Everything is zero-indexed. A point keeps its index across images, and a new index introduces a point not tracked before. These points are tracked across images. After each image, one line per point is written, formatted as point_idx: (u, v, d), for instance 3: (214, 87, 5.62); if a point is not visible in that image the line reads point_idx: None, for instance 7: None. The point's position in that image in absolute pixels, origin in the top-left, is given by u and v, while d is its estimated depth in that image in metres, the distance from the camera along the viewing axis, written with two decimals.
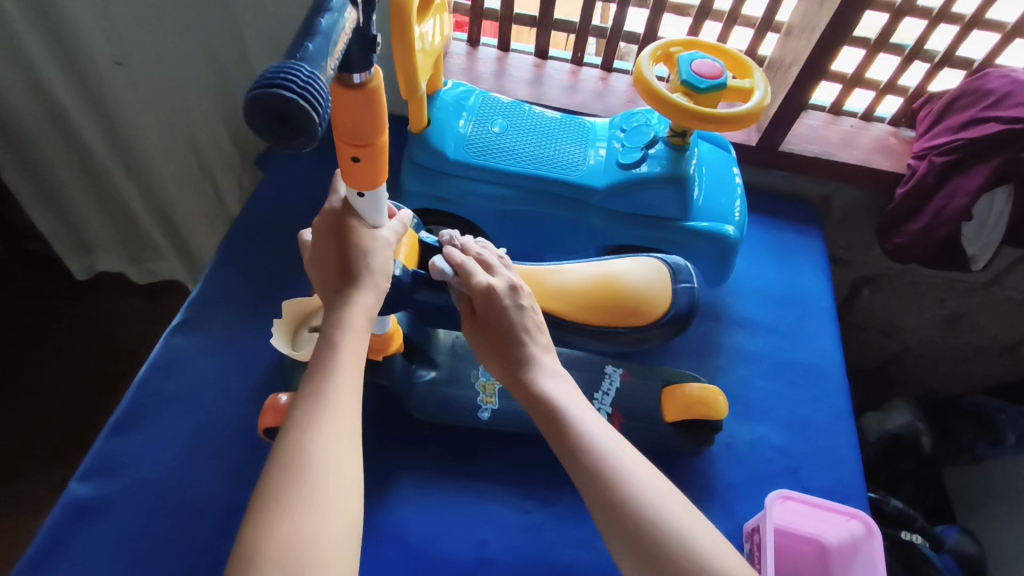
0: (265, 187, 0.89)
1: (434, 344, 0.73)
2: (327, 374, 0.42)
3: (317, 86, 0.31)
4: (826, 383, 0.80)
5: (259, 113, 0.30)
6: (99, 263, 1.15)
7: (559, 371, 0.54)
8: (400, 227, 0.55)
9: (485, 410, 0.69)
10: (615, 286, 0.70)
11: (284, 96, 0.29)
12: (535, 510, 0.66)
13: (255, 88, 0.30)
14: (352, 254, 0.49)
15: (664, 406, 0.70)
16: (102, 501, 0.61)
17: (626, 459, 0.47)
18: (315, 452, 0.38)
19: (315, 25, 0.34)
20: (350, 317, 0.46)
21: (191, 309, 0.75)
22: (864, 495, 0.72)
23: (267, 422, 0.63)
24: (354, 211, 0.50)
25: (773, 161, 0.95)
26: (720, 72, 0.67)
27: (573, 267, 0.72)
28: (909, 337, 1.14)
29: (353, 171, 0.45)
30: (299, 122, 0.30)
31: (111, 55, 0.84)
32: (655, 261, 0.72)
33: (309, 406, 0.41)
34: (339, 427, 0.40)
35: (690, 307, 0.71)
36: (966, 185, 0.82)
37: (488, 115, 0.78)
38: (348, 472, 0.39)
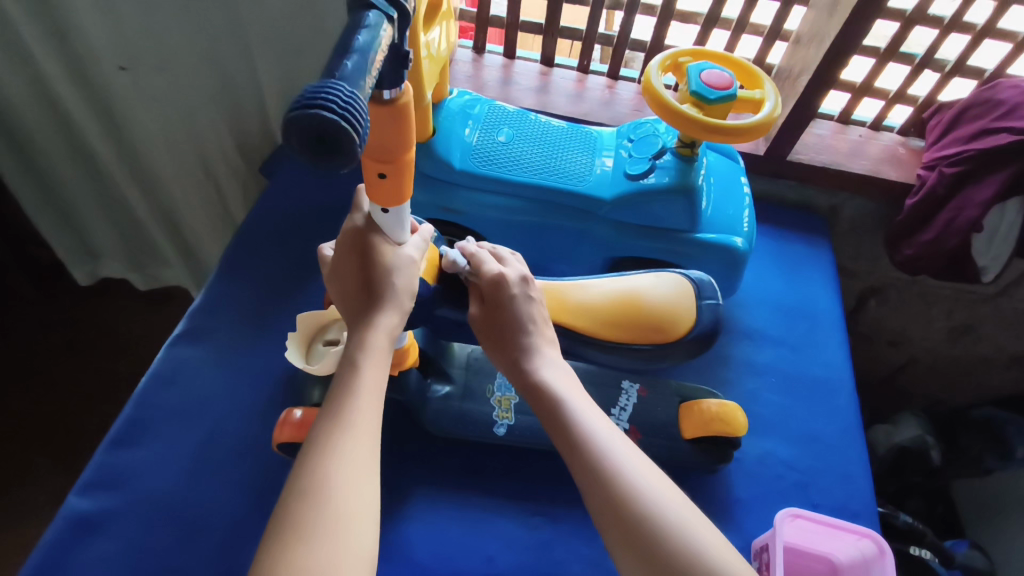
0: (269, 195, 0.89)
1: (450, 358, 0.72)
2: (347, 398, 0.43)
3: (357, 106, 0.31)
4: (835, 397, 0.79)
5: (300, 134, 0.30)
6: (102, 269, 1.14)
7: (558, 360, 0.57)
8: (423, 243, 0.56)
9: (501, 426, 0.68)
10: (638, 303, 0.70)
11: (326, 118, 0.29)
12: (541, 526, 0.65)
13: (296, 108, 0.30)
14: (375, 274, 0.50)
15: (682, 422, 0.69)
16: (103, 515, 0.61)
17: (620, 451, 0.48)
18: (335, 481, 0.39)
19: (351, 43, 0.34)
20: (373, 338, 0.47)
21: (193, 318, 0.75)
22: (874, 512, 0.71)
23: (283, 437, 0.63)
24: (377, 229, 0.51)
25: (780, 171, 0.94)
26: (730, 83, 0.66)
27: (596, 283, 0.72)
28: (916, 348, 1.13)
29: (378, 187, 0.46)
30: (338, 143, 0.30)
31: (116, 60, 0.82)
32: (679, 276, 0.72)
33: (327, 431, 0.41)
34: (357, 452, 0.41)
35: (714, 325, 0.71)
36: (977, 197, 0.81)
37: (494, 125, 0.77)
38: (366, 497, 0.40)
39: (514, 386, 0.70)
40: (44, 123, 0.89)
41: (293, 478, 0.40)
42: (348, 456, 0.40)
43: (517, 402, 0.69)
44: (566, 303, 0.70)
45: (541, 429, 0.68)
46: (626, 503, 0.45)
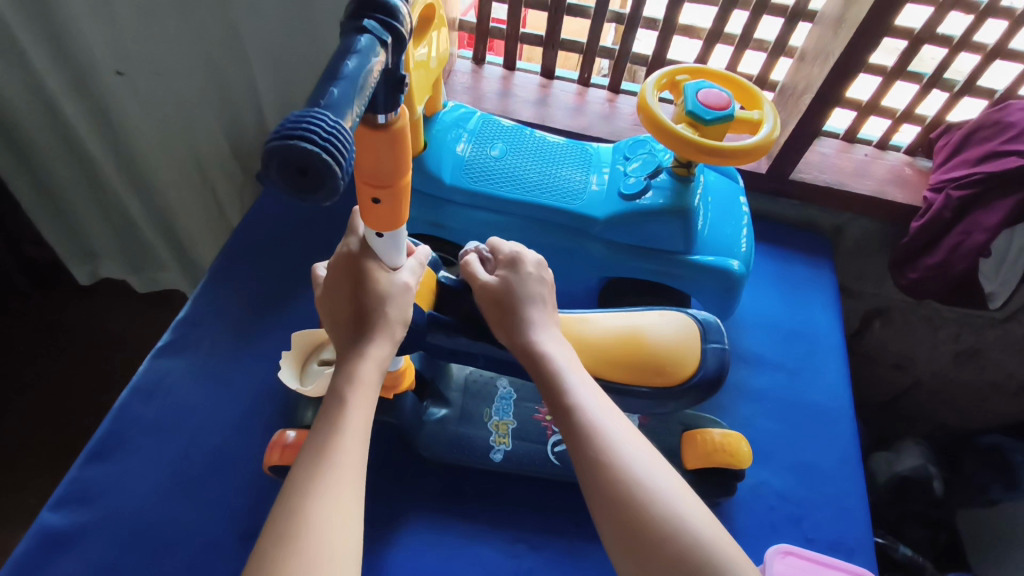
0: (261, 204, 0.87)
1: (447, 380, 0.72)
2: (334, 433, 0.42)
3: (342, 136, 0.28)
4: (833, 426, 0.77)
5: (279, 166, 0.28)
6: (102, 269, 1.13)
7: (560, 338, 0.57)
8: (417, 265, 0.54)
9: (498, 452, 0.67)
10: (639, 342, 0.65)
11: (307, 150, 0.27)
12: (524, 554, 0.63)
13: (275, 139, 0.27)
14: (368, 300, 0.48)
15: (684, 452, 0.68)
16: (76, 531, 0.59)
17: (602, 415, 0.49)
18: (314, 522, 0.38)
19: (340, 68, 0.32)
20: (361, 369, 0.45)
21: (178, 329, 0.74)
22: (869, 549, 0.68)
23: (273, 459, 0.62)
24: (371, 253, 0.50)
25: (783, 189, 0.92)
26: (728, 103, 0.64)
27: (597, 317, 0.67)
28: (922, 371, 1.10)
29: (373, 212, 0.44)
30: (320, 176, 0.28)
31: (113, 65, 0.80)
32: (685, 316, 0.67)
33: (311, 466, 0.40)
34: (340, 490, 0.39)
35: (720, 370, 0.64)
36: (984, 221, 0.79)
37: (488, 139, 0.76)
38: (349, 536, 0.38)
39: (511, 411, 0.71)
40: (43, 125, 0.88)
41: (275, 516, 0.39)
42: (331, 495, 0.39)
43: (514, 427, 0.70)
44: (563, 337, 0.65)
45: (538, 455, 0.67)
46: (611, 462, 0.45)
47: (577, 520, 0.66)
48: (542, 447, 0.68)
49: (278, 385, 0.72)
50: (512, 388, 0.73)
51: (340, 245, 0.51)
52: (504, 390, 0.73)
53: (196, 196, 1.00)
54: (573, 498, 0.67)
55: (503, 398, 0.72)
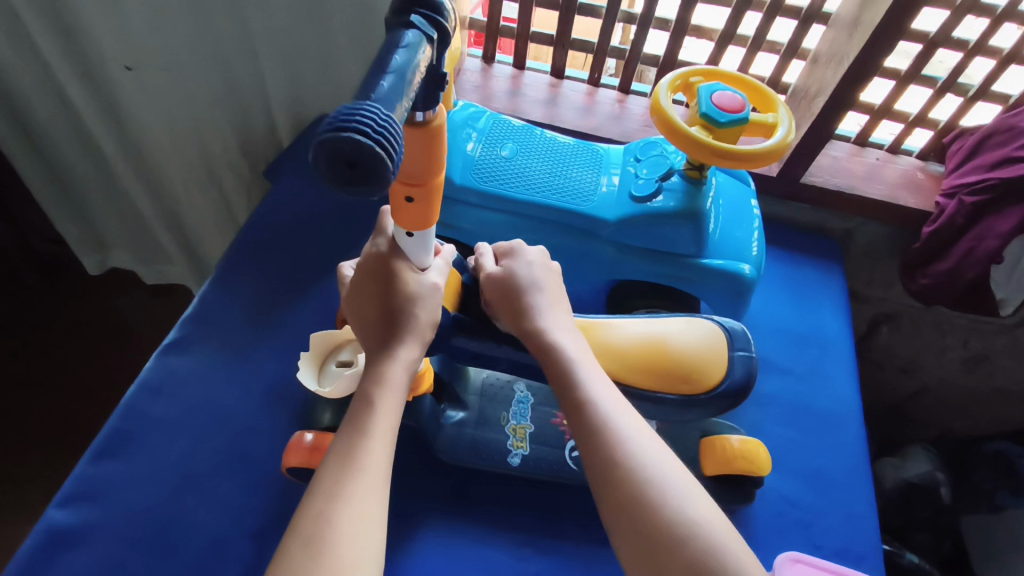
0: (269, 201, 0.87)
1: (465, 383, 0.72)
2: (361, 437, 0.42)
3: (393, 128, 0.28)
4: (842, 432, 0.76)
5: (330, 159, 0.27)
6: (111, 258, 1.13)
7: (571, 327, 0.56)
8: (445, 266, 0.55)
9: (516, 456, 0.67)
10: (665, 350, 0.65)
11: (359, 142, 0.27)
12: (531, 557, 0.62)
13: (326, 131, 0.27)
14: (397, 301, 0.49)
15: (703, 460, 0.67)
16: (81, 529, 0.59)
17: (623, 417, 0.48)
18: (339, 529, 0.37)
19: (388, 63, 0.32)
20: (390, 371, 0.46)
21: (184, 327, 0.73)
22: (879, 557, 0.68)
23: (292, 461, 0.62)
24: (400, 253, 0.50)
25: (793, 193, 0.91)
26: (742, 106, 0.64)
27: (623, 323, 0.67)
28: (929, 377, 1.10)
29: (405, 211, 0.44)
30: (372, 169, 0.27)
31: (122, 60, 0.79)
32: (711, 324, 0.67)
33: (336, 471, 0.40)
34: (366, 495, 0.39)
35: (747, 379, 0.64)
36: (997, 227, 0.78)
37: (498, 139, 0.75)
38: (372, 542, 0.38)
39: (528, 415, 0.71)
40: (55, 113, 0.88)
41: (298, 521, 0.38)
42: (355, 500, 0.39)
43: (532, 431, 0.69)
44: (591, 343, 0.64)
45: (555, 460, 0.67)
46: (632, 472, 0.44)
47: (584, 524, 0.66)
48: (560, 452, 0.68)
49: (285, 384, 0.71)
50: (529, 391, 0.73)
51: (369, 245, 0.51)
52: (521, 394, 0.72)
53: (205, 191, 0.99)
54: (580, 502, 0.67)
55: (521, 402, 0.72)
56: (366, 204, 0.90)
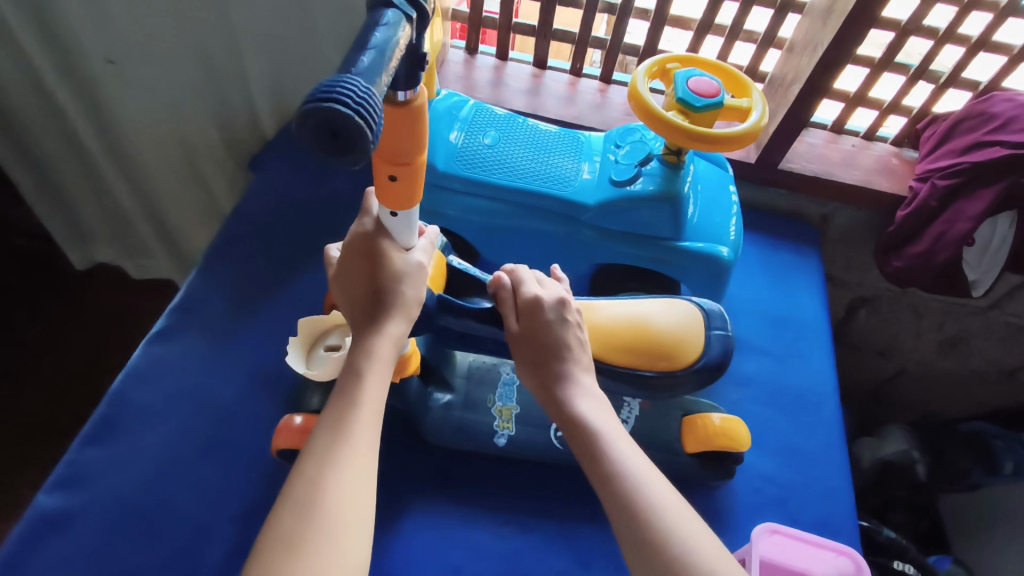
0: (255, 192, 0.87)
1: (452, 367, 0.71)
2: (350, 409, 0.43)
3: (371, 100, 0.29)
4: (818, 410, 0.78)
5: (312, 130, 0.29)
6: (96, 254, 1.13)
7: (592, 390, 0.54)
8: (429, 245, 0.55)
9: (502, 436, 0.68)
10: (645, 331, 0.67)
11: (339, 112, 0.28)
12: (515, 535, 0.64)
13: (309, 102, 0.28)
14: (384, 278, 0.50)
15: (683, 438, 0.69)
16: (71, 514, 0.59)
17: (633, 467, 0.48)
18: (329, 495, 0.39)
19: (369, 39, 0.33)
20: (377, 345, 0.47)
21: (171, 315, 0.74)
22: (854, 530, 0.70)
23: (281, 444, 0.63)
24: (386, 233, 0.51)
25: (772, 179, 0.93)
26: (718, 91, 0.65)
27: (606, 305, 0.69)
28: (906, 360, 1.13)
29: (388, 190, 0.45)
30: (352, 139, 0.29)
31: (102, 53, 0.80)
32: (690, 305, 0.69)
33: (326, 440, 0.41)
34: (357, 463, 0.40)
35: (723, 357, 0.66)
36: (969, 210, 0.80)
37: (480, 127, 0.76)
38: (360, 505, 0.39)
39: (514, 396, 0.70)
40: (35, 110, 0.88)
41: (287, 489, 0.39)
42: (344, 467, 0.40)
43: (518, 412, 0.69)
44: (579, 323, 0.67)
45: (542, 441, 0.68)
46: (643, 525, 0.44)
47: (567, 502, 0.67)
48: (546, 433, 0.68)
49: (272, 370, 0.72)
50: (516, 373, 0.72)
51: (354, 225, 0.52)
52: (508, 375, 0.72)
53: (189, 184, 1.00)
54: (565, 482, 0.69)
55: (507, 383, 0.71)
56: (350, 193, 0.90)
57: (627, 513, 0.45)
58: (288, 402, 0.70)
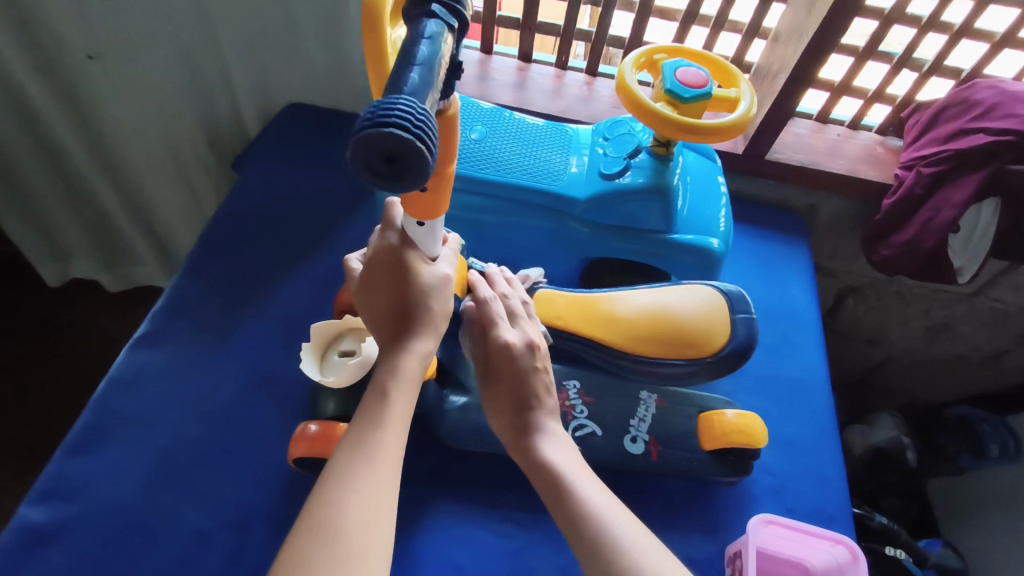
0: (238, 192, 0.86)
1: (468, 367, 0.69)
2: (374, 427, 0.43)
3: (428, 122, 0.31)
4: (811, 399, 0.79)
5: (368, 153, 0.30)
6: (73, 270, 1.09)
7: (561, 437, 0.55)
8: (452, 255, 0.55)
9: None
10: (669, 319, 0.68)
11: (401, 136, 0.29)
12: (513, 533, 0.63)
13: (368, 125, 0.29)
14: (412, 294, 0.49)
15: (699, 434, 0.69)
16: (57, 526, 0.58)
17: (583, 480, 0.51)
18: (348, 515, 0.38)
19: (415, 55, 0.35)
20: (405, 364, 0.47)
21: (155, 320, 0.72)
22: (849, 517, 0.70)
23: (298, 452, 0.61)
24: (411, 245, 0.50)
25: (760, 169, 0.93)
26: (705, 82, 0.65)
27: (631, 296, 0.71)
28: (894, 347, 1.14)
29: (416, 200, 0.46)
30: (411, 161, 0.30)
31: (84, 48, 0.78)
32: (711, 290, 0.70)
33: (348, 458, 0.42)
34: (377, 484, 0.40)
35: (749, 339, 0.68)
36: (954, 197, 0.81)
37: (467, 121, 0.75)
38: (382, 524, 0.39)
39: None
40: (11, 113, 0.85)
41: (308, 509, 0.39)
42: (365, 488, 0.40)
43: None
44: (608, 314, 0.70)
45: None
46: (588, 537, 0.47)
47: None
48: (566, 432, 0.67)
49: (260, 373, 0.71)
50: None
51: (377, 238, 0.51)
52: None
53: (170, 186, 0.98)
54: None
55: None
56: (335, 190, 0.88)
57: (575, 514, 0.49)
58: (279, 406, 0.69)
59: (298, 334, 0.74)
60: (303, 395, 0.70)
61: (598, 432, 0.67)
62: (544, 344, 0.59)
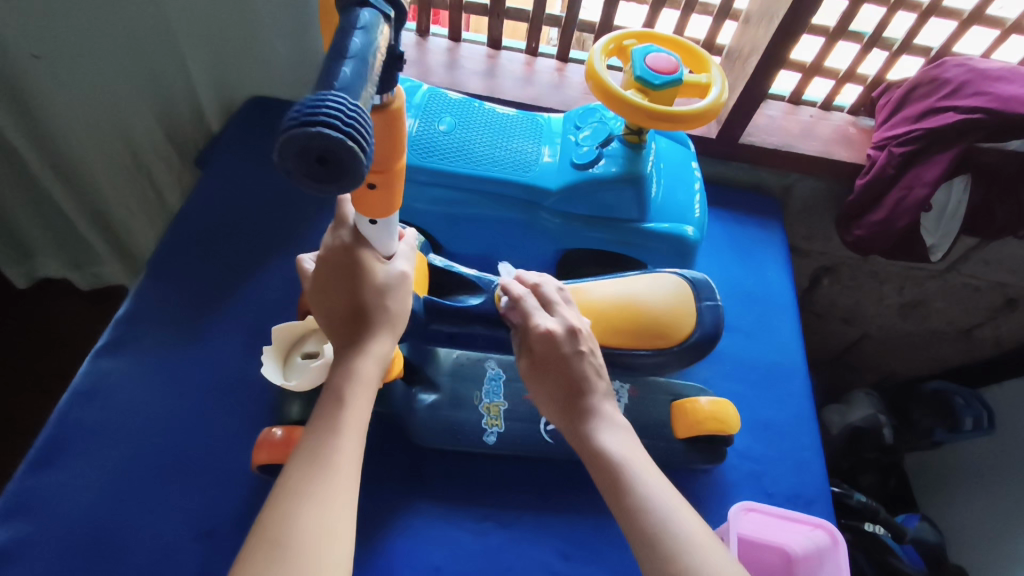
0: (201, 191, 0.83)
1: (436, 365, 0.69)
2: (331, 436, 0.42)
3: (361, 118, 0.29)
4: (789, 383, 0.79)
5: (299, 155, 0.28)
6: (39, 269, 1.05)
7: (618, 421, 0.53)
8: (408, 251, 0.54)
9: (491, 434, 0.66)
10: (635, 308, 0.67)
11: (330, 137, 0.28)
12: (494, 531, 0.63)
13: (293, 127, 0.28)
14: (367, 294, 0.48)
15: (672, 423, 0.69)
16: (21, 544, 0.56)
17: (646, 472, 0.49)
18: (300, 530, 0.37)
19: (347, 46, 0.33)
20: (361, 366, 0.45)
21: (118, 327, 0.70)
22: (827, 499, 0.71)
23: (263, 458, 0.59)
24: (364, 243, 0.49)
25: (733, 153, 0.92)
26: (676, 67, 0.64)
27: (594, 285, 0.69)
28: (869, 324, 1.15)
29: (366, 198, 0.45)
30: (343, 163, 0.29)
31: (29, 48, 0.74)
32: (676, 277, 0.69)
33: (302, 468, 0.40)
34: (334, 496, 0.39)
35: (715, 328, 0.68)
36: (925, 175, 0.81)
37: (435, 113, 0.73)
38: (342, 533, 0.38)
39: (501, 392, 0.68)
40: None
41: (262, 524, 0.38)
42: (322, 502, 0.39)
43: (506, 408, 0.68)
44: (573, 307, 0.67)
45: (531, 435, 0.67)
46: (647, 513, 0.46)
47: (543, 493, 0.66)
48: (535, 427, 0.67)
49: (230, 379, 0.69)
50: (501, 368, 0.70)
51: (329, 237, 0.49)
52: (493, 371, 0.70)
53: (131, 184, 0.94)
54: (541, 473, 0.67)
55: (493, 379, 0.69)
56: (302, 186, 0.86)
57: (630, 507, 0.47)
58: (251, 411, 0.67)
59: (268, 336, 0.73)
60: (273, 398, 0.68)
61: None
62: (589, 332, 0.58)
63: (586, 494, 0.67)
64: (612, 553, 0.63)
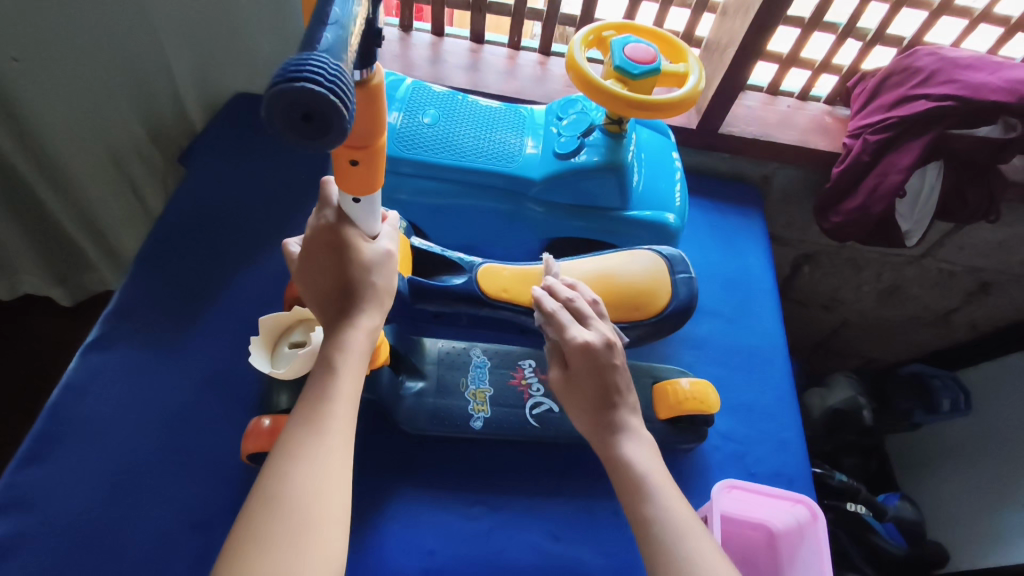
0: (186, 187, 0.83)
1: (421, 354, 0.69)
2: (323, 401, 0.43)
3: (341, 77, 0.31)
4: (770, 368, 0.81)
5: (286, 110, 0.29)
6: (22, 284, 1.02)
7: (644, 435, 0.54)
8: (392, 231, 0.55)
9: (478, 419, 0.67)
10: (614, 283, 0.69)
11: (314, 91, 0.29)
12: (483, 515, 0.64)
13: (279, 82, 0.29)
14: (353, 271, 0.49)
15: (655, 405, 0.70)
16: (12, 539, 0.56)
17: (664, 488, 0.50)
18: (296, 489, 0.38)
19: (328, 15, 0.34)
20: (350, 338, 0.46)
21: (105, 323, 0.70)
22: (808, 478, 0.73)
23: (251, 447, 0.60)
24: (348, 222, 0.50)
25: (713, 143, 0.94)
26: (653, 57, 0.65)
27: (574, 263, 0.70)
28: (849, 310, 1.17)
29: (347, 175, 0.45)
30: (326, 118, 0.30)
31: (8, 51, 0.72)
32: (651, 253, 0.71)
33: (298, 433, 0.41)
34: (328, 459, 0.40)
35: (689, 299, 0.70)
36: (899, 162, 0.83)
37: (419, 106, 0.74)
38: (334, 501, 0.39)
39: (487, 378, 0.69)
40: None
41: (260, 483, 0.39)
42: (318, 463, 0.40)
43: (491, 394, 0.69)
44: None
45: (517, 419, 0.68)
46: (659, 527, 0.48)
47: (533, 477, 0.67)
48: (520, 411, 0.68)
49: (219, 372, 0.69)
50: (486, 356, 0.71)
51: (315, 218, 0.50)
52: (479, 358, 0.71)
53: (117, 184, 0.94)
54: (529, 458, 0.68)
55: (478, 366, 0.70)
56: (289, 181, 0.86)
57: (646, 517, 0.49)
58: (241, 403, 0.68)
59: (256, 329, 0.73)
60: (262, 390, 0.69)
61: (555, 408, 0.69)
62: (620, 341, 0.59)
63: (575, 478, 0.68)
64: (600, 534, 0.65)
